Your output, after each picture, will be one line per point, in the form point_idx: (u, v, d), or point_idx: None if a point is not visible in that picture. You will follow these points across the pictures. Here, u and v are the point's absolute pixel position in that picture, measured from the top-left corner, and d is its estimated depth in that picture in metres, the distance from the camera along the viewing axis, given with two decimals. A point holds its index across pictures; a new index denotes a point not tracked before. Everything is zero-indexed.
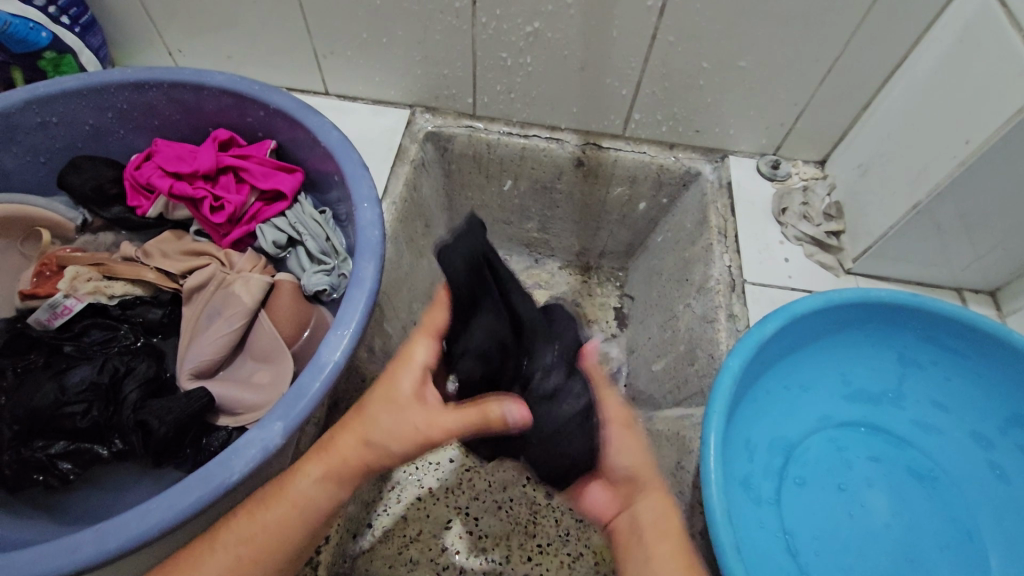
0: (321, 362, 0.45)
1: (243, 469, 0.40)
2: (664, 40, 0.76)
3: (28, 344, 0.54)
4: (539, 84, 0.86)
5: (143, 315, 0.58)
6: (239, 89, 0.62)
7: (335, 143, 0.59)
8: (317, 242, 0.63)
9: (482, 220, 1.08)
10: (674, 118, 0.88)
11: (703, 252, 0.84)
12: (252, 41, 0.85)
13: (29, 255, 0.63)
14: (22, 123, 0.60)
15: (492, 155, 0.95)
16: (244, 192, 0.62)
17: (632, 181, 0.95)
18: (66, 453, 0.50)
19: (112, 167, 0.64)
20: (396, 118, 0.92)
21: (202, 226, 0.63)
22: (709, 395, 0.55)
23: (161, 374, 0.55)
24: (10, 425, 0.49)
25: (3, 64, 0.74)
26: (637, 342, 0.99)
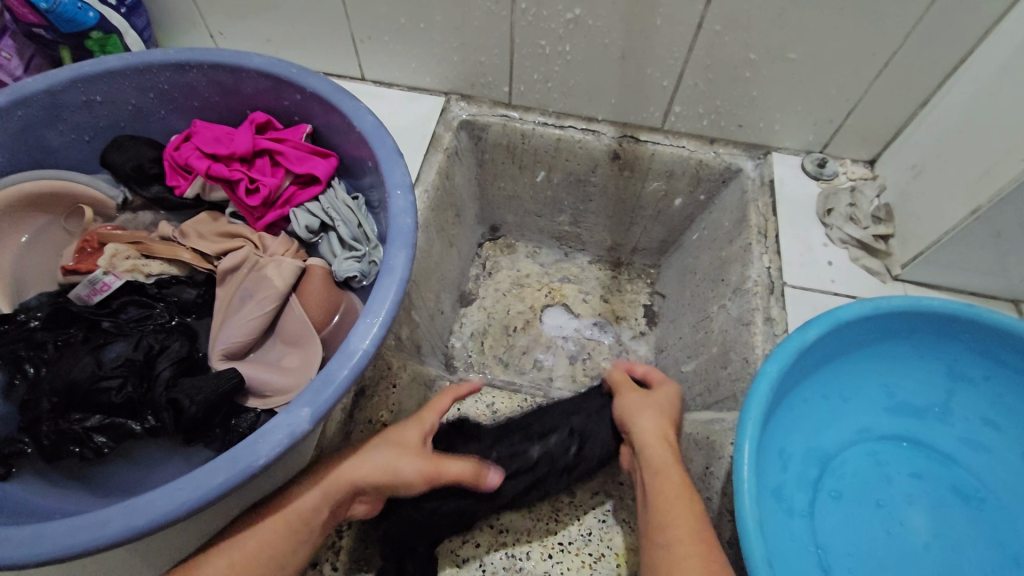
0: (350, 350, 0.45)
1: (270, 453, 0.40)
2: (710, 29, 0.73)
3: (69, 318, 0.56)
4: (577, 72, 0.83)
5: (178, 295, 0.59)
6: (276, 71, 0.61)
7: (370, 129, 0.59)
8: (349, 228, 0.63)
9: (514, 212, 1.06)
10: (716, 111, 0.85)
11: (742, 252, 0.81)
12: (292, 24, 0.85)
13: (72, 232, 0.65)
14: (69, 101, 0.61)
15: (527, 145, 0.93)
16: (279, 175, 0.63)
17: (669, 176, 0.92)
18: (100, 427, 0.51)
19: (152, 147, 0.65)
20: (431, 105, 0.91)
21: (238, 208, 0.64)
22: (747, 399, 0.53)
23: (193, 353, 0.56)
24: (51, 397, 0.51)
25: (52, 43, 0.76)
26: (666, 342, 0.97)
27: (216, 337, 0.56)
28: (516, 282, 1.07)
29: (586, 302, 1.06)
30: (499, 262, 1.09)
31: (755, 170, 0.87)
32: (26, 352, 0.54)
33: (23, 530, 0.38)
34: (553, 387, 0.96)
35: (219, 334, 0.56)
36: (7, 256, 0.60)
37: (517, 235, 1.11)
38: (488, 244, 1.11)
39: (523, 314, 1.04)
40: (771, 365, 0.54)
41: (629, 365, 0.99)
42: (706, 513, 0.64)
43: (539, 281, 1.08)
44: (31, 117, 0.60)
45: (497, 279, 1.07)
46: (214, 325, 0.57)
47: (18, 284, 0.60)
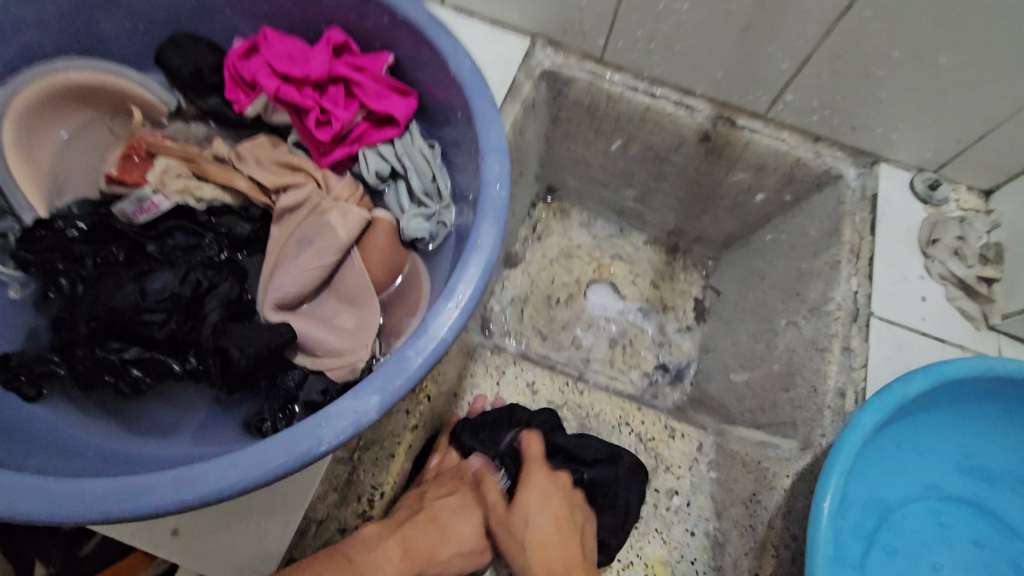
0: (426, 335, 0.41)
1: (333, 443, 0.37)
2: (858, 14, 0.63)
3: (111, 235, 0.51)
4: (687, 37, 0.74)
5: (230, 227, 0.54)
6: None
7: (466, 74, 0.51)
8: (421, 180, 0.56)
9: (578, 177, 0.99)
10: (831, 107, 0.75)
11: (827, 269, 0.74)
12: None
13: (117, 134, 0.58)
14: None
15: (610, 109, 0.85)
16: (352, 109, 0.55)
17: (758, 169, 0.84)
18: (139, 360, 0.47)
19: (213, 51, 0.57)
20: (515, 47, 0.81)
21: (302, 138, 0.57)
22: (834, 448, 0.49)
23: (243, 296, 0.51)
24: (88, 319, 0.47)
25: None
26: (715, 343, 0.93)
27: (268, 281, 0.51)
28: (566, 252, 1.01)
29: (635, 285, 1.01)
30: (551, 227, 1.03)
31: (857, 179, 0.79)
32: (63, 263, 0.50)
33: (59, 482, 0.35)
34: (590, 369, 0.93)
35: (270, 276, 0.51)
36: (46, 153, 0.55)
37: (575, 201, 1.04)
38: (543, 206, 1.04)
39: (569, 287, 0.99)
40: (865, 414, 0.50)
41: (670, 360, 0.95)
42: (747, 542, 0.62)
43: (590, 254, 1.02)
44: None
45: (546, 245, 1.01)
46: (267, 263, 0.52)
47: (57, 186, 0.55)
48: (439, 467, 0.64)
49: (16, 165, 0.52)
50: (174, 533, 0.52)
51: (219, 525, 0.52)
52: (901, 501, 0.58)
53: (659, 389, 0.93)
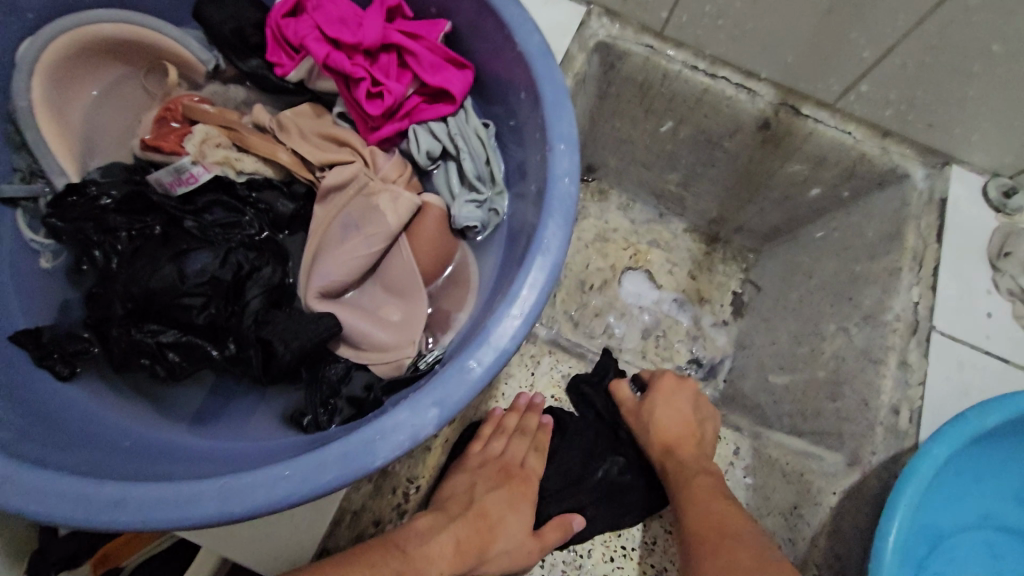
0: (488, 346, 0.38)
1: (390, 458, 0.35)
2: (961, 2, 0.57)
3: (146, 206, 0.48)
4: (761, 15, 0.68)
5: (270, 204, 0.50)
6: None
7: (535, 52, 0.46)
8: (474, 163, 0.52)
9: (620, 157, 0.94)
10: (908, 101, 0.70)
11: (885, 274, 0.71)
12: None
13: (152, 93, 0.54)
14: None
15: (664, 88, 0.79)
16: (405, 81, 0.51)
17: (817, 163, 0.79)
18: (176, 344, 0.44)
19: (254, 6, 0.53)
20: (569, 13, 0.75)
21: (349, 111, 0.53)
22: (901, 478, 0.49)
23: (285, 281, 0.49)
24: (123, 298, 0.44)
25: None
26: (751, 340, 0.90)
27: (309, 267, 0.48)
28: (601, 235, 0.98)
29: (671, 274, 0.97)
30: (587, 208, 0.99)
31: (924, 180, 0.74)
32: (96, 235, 0.46)
33: (105, 488, 0.34)
34: (620, 359, 0.90)
35: (312, 262, 0.49)
36: (79, 111, 0.51)
37: (613, 182, 0.99)
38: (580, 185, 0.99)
39: (602, 272, 0.95)
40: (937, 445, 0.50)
41: (703, 354, 0.93)
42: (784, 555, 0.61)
43: (626, 239, 0.98)
44: None
45: (582, 227, 0.97)
46: (307, 248, 0.49)
47: (87, 149, 0.51)
48: (482, 454, 0.63)
49: (48, 124, 0.48)
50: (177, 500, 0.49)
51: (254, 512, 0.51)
52: (953, 528, 0.57)
53: None
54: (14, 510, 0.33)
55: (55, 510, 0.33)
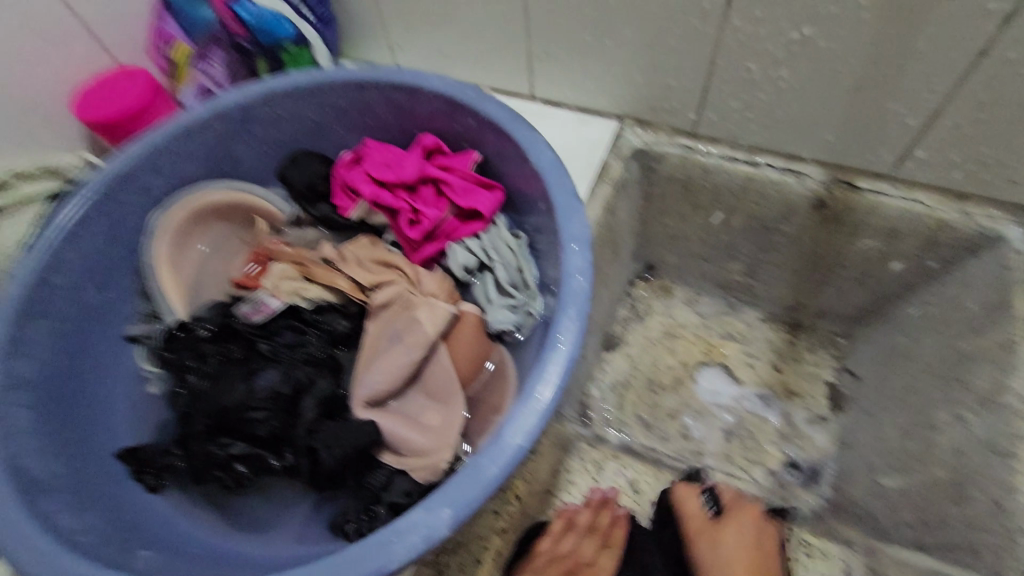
0: (502, 443, 0.38)
1: (404, 561, 0.35)
2: (1000, 57, 0.55)
3: (230, 334, 0.56)
4: (789, 103, 0.69)
5: (331, 325, 0.57)
6: (455, 94, 0.57)
7: (547, 165, 0.51)
8: (507, 272, 0.56)
9: (677, 253, 0.94)
10: (978, 160, 0.65)
11: (998, 350, 0.61)
12: (468, 37, 0.83)
13: (247, 240, 0.67)
14: (257, 115, 0.61)
15: (706, 181, 0.81)
16: (442, 207, 0.58)
17: (890, 236, 0.74)
18: (242, 456, 0.49)
19: (323, 163, 0.64)
20: (603, 129, 0.82)
21: (398, 238, 0.60)
22: None
23: (338, 391, 0.53)
24: (204, 415, 0.51)
25: (251, 53, 0.81)
26: (857, 436, 0.79)
27: (359, 378, 0.53)
28: (669, 331, 0.95)
29: (751, 367, 0.91)
30: (652, 305, 0.97)
31: None
32: (191, 362, 0.55)
33: None
34: (702, 464, 0.83)
35: (362, 373, 0.53)
36: (189, 264, 0.63)
37: (676, 277, 0.98)
38: (643, 284, 0.98)
39: (674, 370, 0.91)
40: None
41: (799, 456, 0.82)
42: None
43: (696, 333, 0.95)
44: (224, 131, 0.61)
45: (647, 324, 0.96)
46: (358, 359, 0.54)
47: (194, 290, 0.63)
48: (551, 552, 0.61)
49: (164, 276, 0.60)
50: None
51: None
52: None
53: (789, 490, 0.80)
54: None
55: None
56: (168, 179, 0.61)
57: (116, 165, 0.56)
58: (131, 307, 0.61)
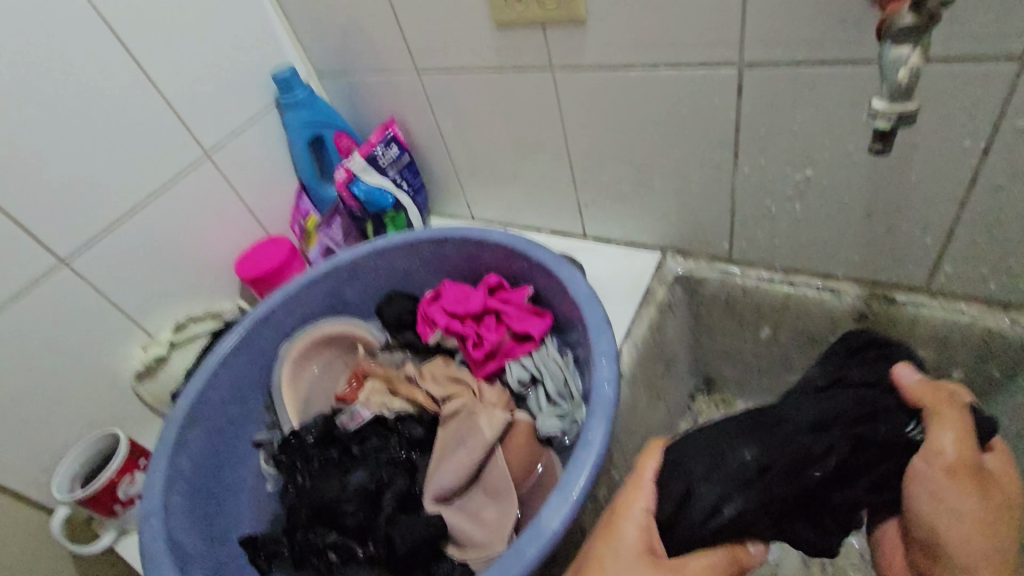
0: (540, 529, 0.47)
1: None
2: (992, 182, 0.62)
3: (332, 440, 0.69)
4: (810, 230, 0.77)
5: (409, 431, 0.68)
6: (512, 244, 0.72)
7: (582, 296, 0.63)
8: (555, 384, 0.65)
9: (733, 369, 0.98)
10: (1008, 271, 0.68)
11: None
12: (530, 192, 1.02)
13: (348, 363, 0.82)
14: (364, 267, 0.81)
15: (748, 300, 0.88)
16: (501, 331, 0.70)
17: (940, 346, 0.75)
18: (335, 545, 0.59)
19: (411, 300, 0.80)
20: (647, 260, 0.94)
21: (466, 358, 0.73)
22: None
23: (413, 488, 0.63)
24: (308, 508, 0.63)
25: (362, 218, 1.05)
26: None
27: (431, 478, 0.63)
28: None
29: None
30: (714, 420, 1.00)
31: None
32: (300, 463, 0.68)
33: None
34: None
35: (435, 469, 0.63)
36: (304, 382, 0.79)
37: (736, 391, 1.00)
38: (702, 399, 1.03)
39: None
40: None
41: None
42: None
43: None
44: (338, 279, 0.80)
45: None
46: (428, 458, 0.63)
47: (306, 404, 0.78)
48: None
49: (285, 391, 0.76)
50: None
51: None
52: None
53: None
54: None
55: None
56: (296, 317, 0.79)
57: (262, 307, 0.76)
58: (260, 418, 0.77)
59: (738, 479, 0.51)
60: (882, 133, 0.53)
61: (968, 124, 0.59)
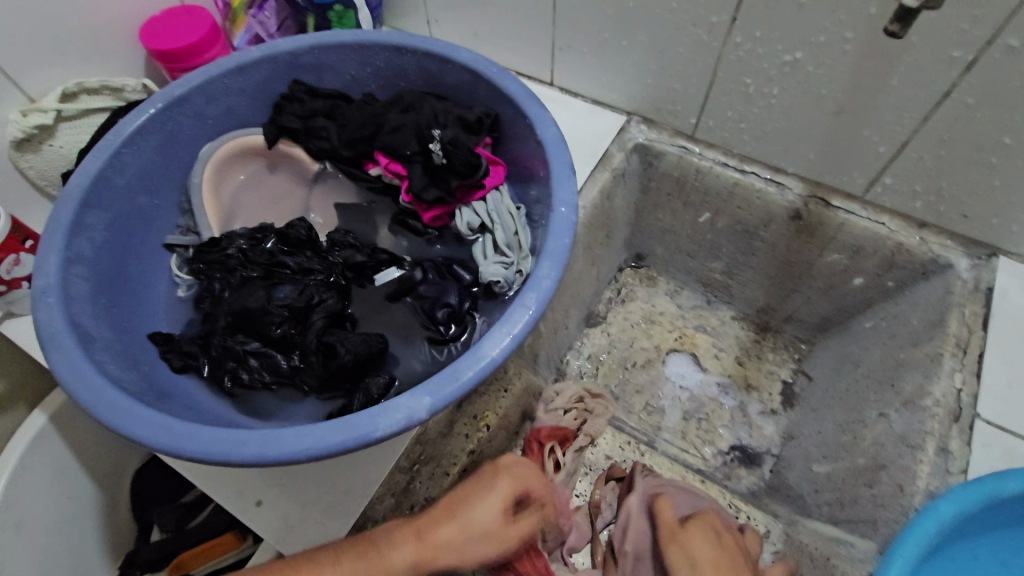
0: (480, 354, 0.46)
1: (386, 429, 0.42)
2: (961, 100, 0.62)
3: (260, 256, 0.64)
4: (778, 118, 0.76)
5: (348, 256, 0.65)
6: (480, 68, 0.66)
7: (550, 140, 0.60)
8: (505, 234, 0.64)
9: (666, 247, 1.01)
10: (936, 193, 0.72)
11: (928, 361, 0.68)
12: (498, 23, 0.90)
13: (275, 182, 0.75)
14: (304, 61, 0.71)
15: (699, 182, 0.88)
16: (448, 179, 0.65)
17: (854, 252, 0.81)
18: (257, 352, 0.57)
19: (357, 114, 0.71)
20: (612, 122, 0.89)
21: (411, 204, 0.68)
22: (898, 536, 0.45)
23: (343, 310, 0.61)
24: (229, 314, 0.59)
25: (303, 10, 0.89)
26: (799, 430, 0.87)
27: (370, 314, 0.63)
28: (648, 317, 1.03)
29: (717, 358, 0.99)
30: (635, 292, 1.05)
31: (970, 270, 0.73)
32: (219, 274, 0.64)
33: (180, 425, 0.44)
34: (659, 437, 0.92)
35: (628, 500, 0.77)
36: (227, 192, 0.72)
37: (661, 270, 1.05)
38: (630, 272, 1.07)
39: (647, 351, 1.00)
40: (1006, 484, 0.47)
41: (748, 441, 0.91)
42: None
43: (672, 323, 1.03)
44: (272, 72, 0.71)
45: (629, 308, 1.04)
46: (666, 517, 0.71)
47: (230, 214, 0.72)
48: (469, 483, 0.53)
49: (205, 193, 0.69)
50: (256, 507, 0.58)
51: (313, 500, 0.58)
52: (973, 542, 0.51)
53: (732, 470, 0.89)
54: (135, 438, 0.44)
55: (155, 437, 0.43)
56: (220, 109, 0.70)
57: (178, 86, 0.65)
58: (172, 220, 0.69)
59: (416, 114, 0.66)
60: (905, 14, 0.52)
61: (969, 32, 0.57)
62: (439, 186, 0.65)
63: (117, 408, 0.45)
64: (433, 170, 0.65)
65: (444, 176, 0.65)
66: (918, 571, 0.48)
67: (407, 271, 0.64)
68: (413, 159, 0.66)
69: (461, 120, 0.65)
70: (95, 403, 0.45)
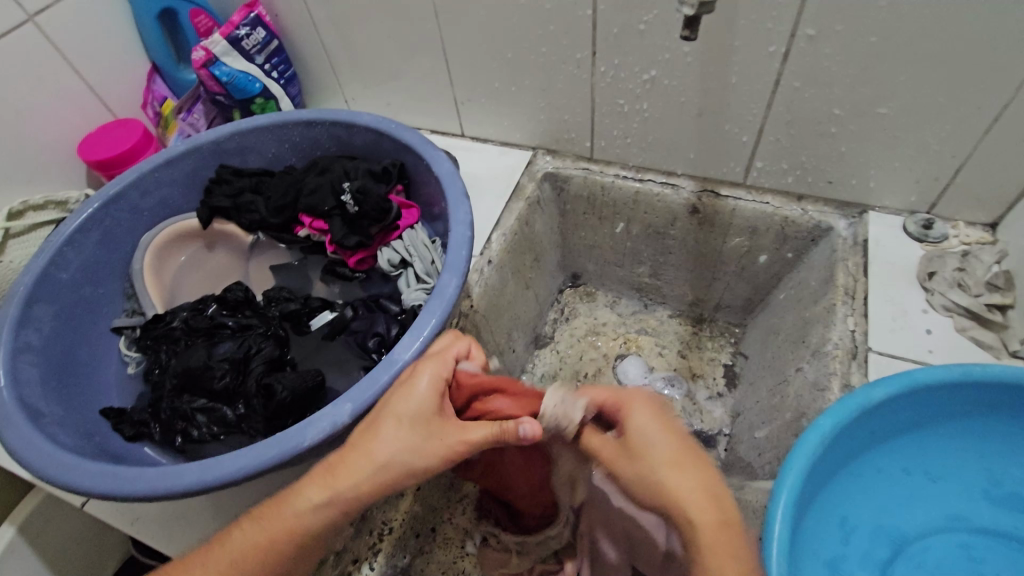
0: (393, 359, 0.52)
1: (313, 437, 0.47)
2: (789, 86, 0.73)
3: (202, 322, 0.70)
4: (655, 129, 0.86)
5: (283, 308, 0.71)
6: (380, 126, 0.75)
7: (445, 174, 0.68)
8: (423, 264, 0.71)
9: (595, 262, 1.09)
10: (801, 167, 0.81)
11: (825, 313, 0.75)
12: (406, 93, 1.01)
13: (214, 258, 0.82)
14: (226, 147, 0.79)
15: (606, 197, 0.97)
16: (365, 226, 0.72)
17: (751, 232, 0.89)
18: (202, 408, 0.61)
19: (279, 185, 0.78)
20: (519, 158, 0.99)
21: (337, 254, 0.75)
22: (790, 452, 0.50)
23: (281, 356, 0.66)
24: (175, 377, 0.64)
25: (228, 107, 0.99)
26: (743, 406, 0.92)
27: (309, 355, 0.69)
28: (592, 329, 1.10)
29: (661, 356, 1.05)
30: (577, 309, 1.12)
31: (848, 229, 0.82)
32: (165, 345, 0.69)
33: (127, 471, 0.48)
34: None
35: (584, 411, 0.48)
36: (169, 273, 0.78)
37: (597, 283, 1.13)
38: (569, 291, 1.14)
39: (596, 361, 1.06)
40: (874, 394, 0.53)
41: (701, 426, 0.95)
42: None
43: (614, 331, 1.09)
44: (199, 161, 0.79)
45: (574, 324, 1.11)
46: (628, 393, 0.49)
47: (172, 292, 0.78)
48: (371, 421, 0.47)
49: (147, 277, 0.74)
50: None
51: None
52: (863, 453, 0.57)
53: None
54: (85, 492, 0.47)
55: (104, 486, 0.47)
56: (154, 201, 0.77)
57: (113, 186, 0.72)
58: (118, 306, 0.75)
59: (330, 175, 0.74)
60: (691, 20, 0.65)
61: (775, 30, 0.68)
62: (359, 232, 0.73)
63: (68, 468, 0.49)
64: (351, 220, 0.72)
65: (361, 223, 0.72)
66: (816, 486, 0.54)
67: (338, 312, 0.70)
68: (332, 213, 0.73)
69: (371, 172, 0.73)
70: (48, 468, 0.49)
